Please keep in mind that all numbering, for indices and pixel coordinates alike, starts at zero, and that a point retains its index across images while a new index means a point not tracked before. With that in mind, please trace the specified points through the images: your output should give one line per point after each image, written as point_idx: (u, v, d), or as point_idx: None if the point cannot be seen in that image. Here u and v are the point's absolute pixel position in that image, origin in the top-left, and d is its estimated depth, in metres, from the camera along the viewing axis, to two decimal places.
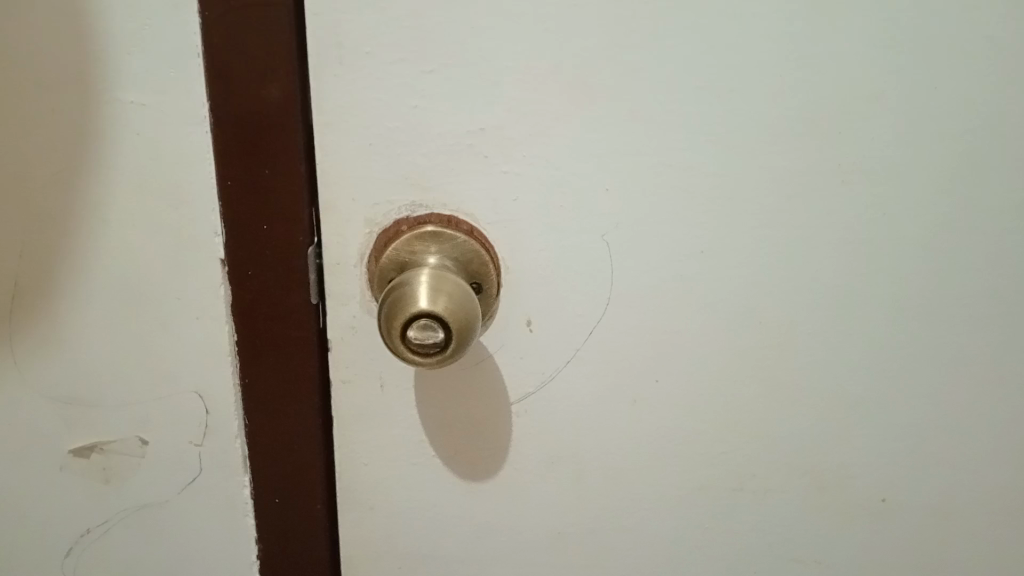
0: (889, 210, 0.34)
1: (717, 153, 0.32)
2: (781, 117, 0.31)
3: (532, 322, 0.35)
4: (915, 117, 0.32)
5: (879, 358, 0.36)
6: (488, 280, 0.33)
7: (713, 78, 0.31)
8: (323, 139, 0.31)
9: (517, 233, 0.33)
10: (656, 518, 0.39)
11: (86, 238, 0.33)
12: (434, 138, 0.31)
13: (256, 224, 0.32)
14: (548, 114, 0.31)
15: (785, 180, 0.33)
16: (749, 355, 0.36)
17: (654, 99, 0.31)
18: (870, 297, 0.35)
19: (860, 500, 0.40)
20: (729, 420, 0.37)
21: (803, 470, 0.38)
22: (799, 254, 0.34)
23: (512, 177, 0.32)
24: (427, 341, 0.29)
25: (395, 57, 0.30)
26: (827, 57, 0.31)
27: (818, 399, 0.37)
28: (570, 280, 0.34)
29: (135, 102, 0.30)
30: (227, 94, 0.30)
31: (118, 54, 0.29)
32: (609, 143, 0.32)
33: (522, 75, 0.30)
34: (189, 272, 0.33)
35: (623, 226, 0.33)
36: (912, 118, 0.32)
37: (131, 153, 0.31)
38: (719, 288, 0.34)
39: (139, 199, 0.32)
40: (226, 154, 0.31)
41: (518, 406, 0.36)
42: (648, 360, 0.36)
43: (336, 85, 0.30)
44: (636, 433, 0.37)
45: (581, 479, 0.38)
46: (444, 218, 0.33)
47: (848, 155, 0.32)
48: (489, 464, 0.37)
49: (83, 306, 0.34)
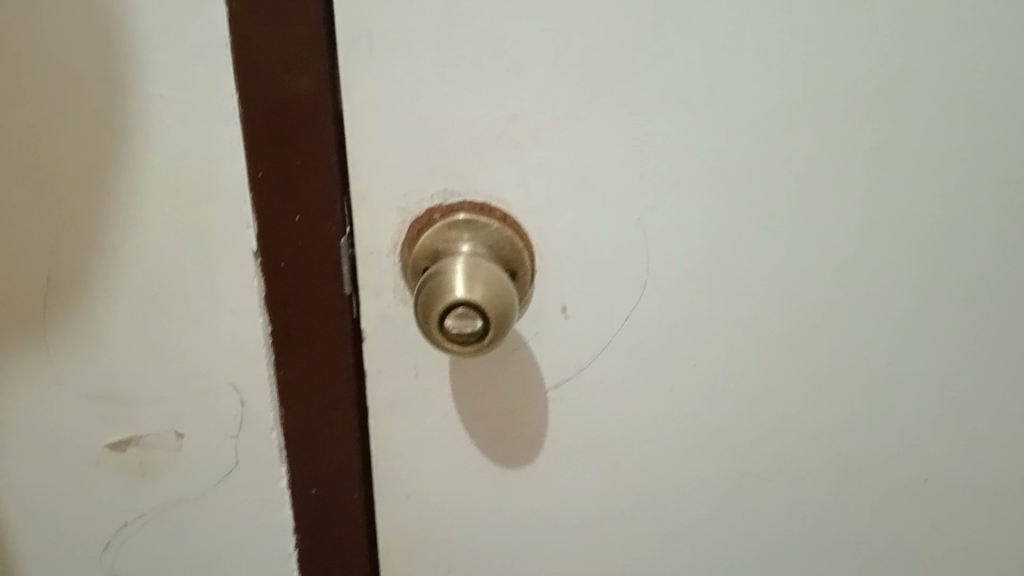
0: (929, 190, 0.33)
1: (751, 135, 0.31)
2: (818, 95, 0.31)
3: (567, 308, 0.34)
4: (958, 93, 0.31)
5: (918, 339, 0.36)
6: (523, 266, 0.33)
7: (746, 58, 0.30)
8: (354, 129, 0.31)
9: (551, 219, 0.33)
10: (692, 505, 0.39)
11: (117, 233, 0.32)
12: (466, 125, 0.31)
13: (288, 215, 0.32)
14: (581, 97, 0.30)
15: (821, 160, 0.32)
16: (787, 337, 0.35)
17: (688, 79, 0.30)
18: (911, 277, 0.35)
19: (900, 483, 0.39)
20: (765, 405, 0.37)
21: (841, 453, 0.38)
22: (839, 234, 0.33)
23: (544, 163, 0.32)
24: (464, 329, 0.29)
25: (424, 44, 0.29)
26: (867, 35, 0.30)
27: (857, 381, 0.36)
28: (605, 265, 0.34)
29: (164, 95, 0.30)
30: (255, 85, 0.30)
31: (144, 46, 0.29)
32: (640, 127, 0.31)
33: (554, 59, 0.30)
34: (223, 265, 0.33)
35: (657, 211, 0.33)
36: (955, 95, 0.31)
37: (160, 146, 0.31)
38: (757, 269, 0.34)
39: (169, 192, 0.31)
40: (256, 145, 0.31)
41: (553, 394, 0.36)
42: (683, 345, 0.35)
43: (365, 74, 0.30)
44: (674, 419, 0.37)
45: (617, 466, 0.38)
46: (478, 205, 0.33)
47: (887, 133, 0.32)
48: (525, 452, 0.37)
49: (116, 300, 0.34)
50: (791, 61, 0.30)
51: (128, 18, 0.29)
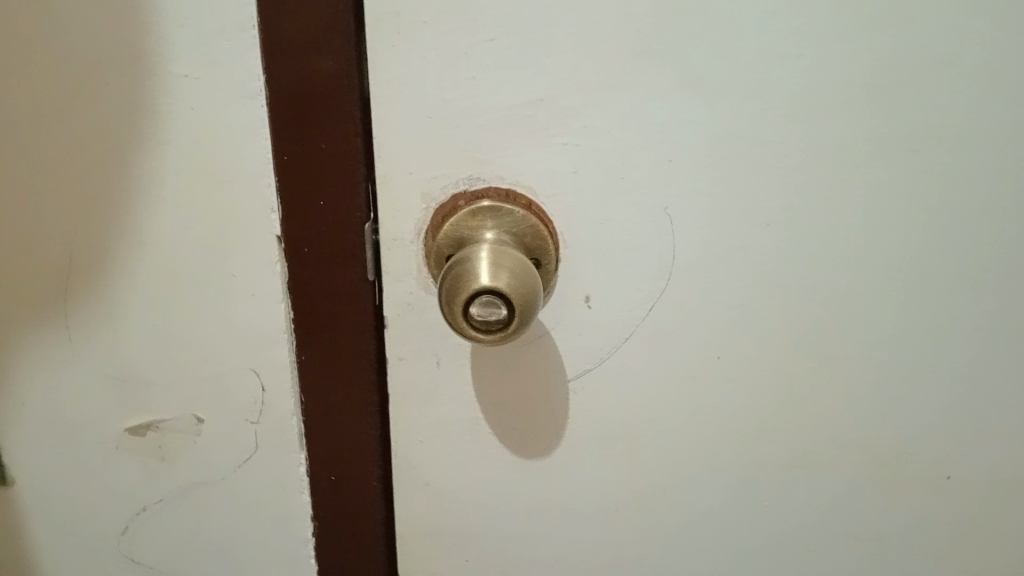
0: (956, 180, 0.33)
1: (781, 122, 0.31)
2: (847, 83, 0.31)
3: (589, 298, 0.34)
4: (988, 81, 0.31)
5: (941, 331, 0.36)
6: (547, 255, 0.33)
7: (778, 44, 0.30)
8: (380, 112, 0.31)
9: (576, 206, 0.33)
10: (711, 497, 0.39)
11: (140, 216, 0.32)
12: (492, 109, 0.31)
13: (312, 199, 0.32)
14: (609, 82, 0.30)
15: (850, 149, 0.32)
16: (811, 328, 0.35)
17: (717, 66, 0.30)
18: (936, 268, 0.34)
19: (921, 476, 0.39)
20: (788, 396, 0.37)
21: (863, 446, 0.38)
22: (864, 225, 0.33)
23: (571, 149, 0.32)
24: (490, 317, 0.29)
25: (452, 26, 0.29)
26: (898, 20, 0.30)
27: (880, 373, 0.36)
28: (629, 254, 0.33)
29: (189, 77, 0.30)
30: (282, 67, 0.30)
31: (170, 27, 0.29)
32: (669, 114, 0.31)
33: (582, 44, 0.30)
34: (246, 249, 0.33)
35: (683, 199, 0.32)
36: (985, 82, 0.31)
37: (185, 128, 0.30)
38: (782, 260, 0.34)
39: (192, 174, 0.31)
40: (282, 129, 0.31)
41: (574, 383, 0.36)
42: (707, 335, 0.35)
43: (392, 56, 0.30)
44: (694, 409, 0.37)
45: (637, 457, 0.37)
46: (502, 192, 0.32)
47: (916, 122, 0.32)
48: (544, 442, 0.37)
49: (136, 282, 0.33)
50: (821, 48, 0.30)
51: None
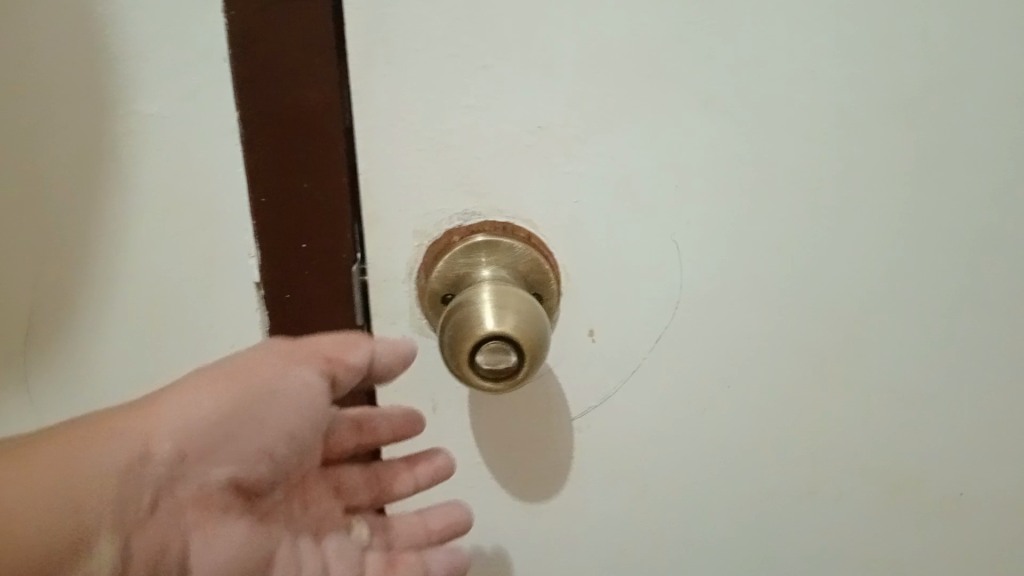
0: (982, 200, 0.31)
1: (797, 143, 0.29)
2: (866, 101, 0.29)
3: (594, 332, 0.32)
4: (1013, 97, 0.29)
5: (965, 355, 0.34)
6: (549, 289, 0.31)
7: (793, 63, 0.28)
8: (369, 145, 0.29)
9: (578, 237, 0.31)
10: (724, 529, 0.37)
11: (105, 263, 0.30)
12: (491, 139, 0.29)
13: (295, 243, 0.30)
14: (614, 106, 0.28)
15: (870, 170, 0.30)
16: (827, 356, 0.33)
17: (729, 87, 0.28)
18: (961, 291, 0.33)
19: (943, 502, 0.37)
20: (806, 426, 0.35)
21: (883, 476, 0.36)
22: (885, 249, 0.31)
23: (574, 178, 0.30)
24: (498, 364, 0.27)
25: (448, 52, 0.27)
26: (920, 36, 0.28)
27: (900, 400, 0.35)
28: (636, 285, 0.31)
29: (155, 115, 0.28)
30: (256, 99, 0.28)
31: (133, 63, 0.27)
32: (679, 138, 0.29)
33: (586, 68, 0.28)
34: (222, 293, 0.31)
35: (694, 226, 0.30)
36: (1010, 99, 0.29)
37: (153, 170, 0.29)
38: (797, 285, 0.32)
39: (164, 212, 0.29)
40: (259, 169, 0.29)
41: (579, 422, 0.34)
42: (722, 366, 0.33)
43: (383, 86, 0.28)
44: (705, 441, 0.35)
45: (647, 492, 0.36)
46: (499, 225, 0.30)
47: (938, 140, 0.30)
48: (548, 485, 0.35)
49: (106, 322, 0.31)
50: (838, 66, 0.28)
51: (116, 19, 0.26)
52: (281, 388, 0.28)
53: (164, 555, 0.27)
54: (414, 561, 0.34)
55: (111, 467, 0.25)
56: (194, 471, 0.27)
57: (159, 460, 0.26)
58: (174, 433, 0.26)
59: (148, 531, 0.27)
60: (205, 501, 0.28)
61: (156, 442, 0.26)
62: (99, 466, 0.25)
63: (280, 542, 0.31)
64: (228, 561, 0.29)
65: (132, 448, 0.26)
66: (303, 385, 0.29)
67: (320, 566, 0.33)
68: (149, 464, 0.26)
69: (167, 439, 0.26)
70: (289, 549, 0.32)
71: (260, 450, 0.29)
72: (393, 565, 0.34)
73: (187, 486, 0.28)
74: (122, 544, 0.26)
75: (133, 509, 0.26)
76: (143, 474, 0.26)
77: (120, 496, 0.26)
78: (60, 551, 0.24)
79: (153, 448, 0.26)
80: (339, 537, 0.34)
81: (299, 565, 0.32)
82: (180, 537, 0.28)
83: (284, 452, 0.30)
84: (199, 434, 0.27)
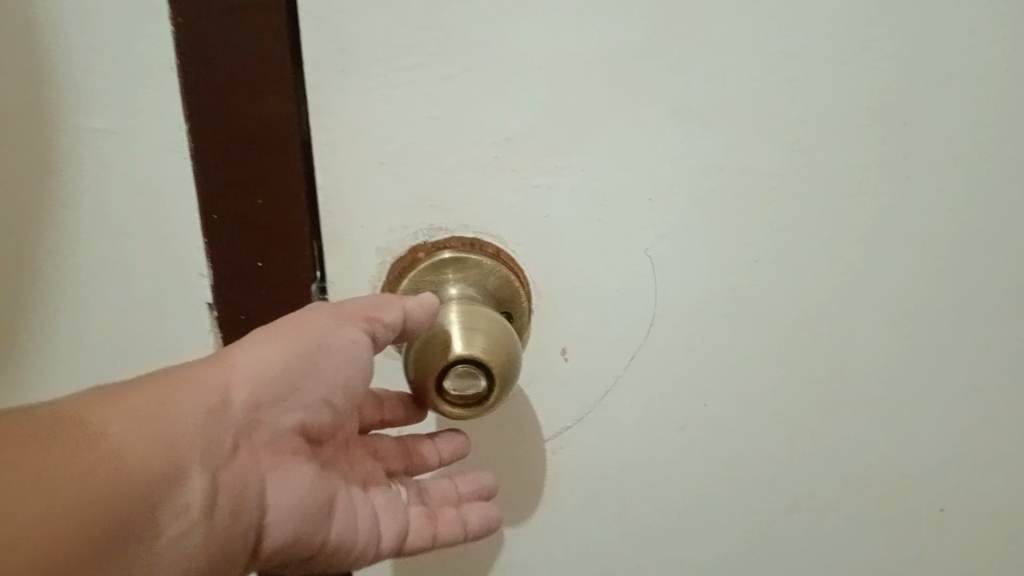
0: (974, 214, 0.30)
1: (776, 155, 0.28)
2: (848, 111, 0.27)
3: (568, 350, 0.31)
4: (1006, 108, 0.28)
5: (958, 376, 0.32)
6: (519, 305, 0.30)
7: (770, 71, 0.27)
8: (327, 159, 0.27)
9: (550, 252, 0.29)
10: (708, 556, 0.35)
11: (58, 280, 0.29)
12: (456, 152, 0.28)
13: (249, 261, 0.28)
14: (584, 116, 0.27)
15: (855, 184, 0.29)
16: (812, 374, 0.32)
17: (703, 96, 0.27)
18: (952, 309, 0.31)
19: (940, 528, 0.36)
20: (792, 449, 0.33)
21: (867, 505, 0.35)
22: (871, 264, 0.30)
23: (545, 191, 0.28)
24: (467, 391, 0.25)
25: (411, 60, 0.26)
26: (905, 43, 0.27)
27: (890, 422, 0.33)
28: (611, 300, 0.30)
29: (100, 129, 0.26)
30: (207, 111, 0.26)
31: (74, 75, 0.26)
32: (652, 149, 0.28)
33: (555, 76, 0.26)
34: (177, 311, 0.30)
35: (669, 240, 0.29)
36: (1002, 110, 0.28)
37: (101, 184, 0.27)
38: (780, 301, 0.30)
39: (115, 227, 0.28)
40: (210, 184, 0.27)
41: (552, 442, 0.33)
42: (701, 384, 0.32)
43: (342, 97, 0.26)
44: (686, 463, 0.33)
45: (627, 516, 0.34)
46: (467, 241, 0.29)
47: (925, 152, 0.28)
48: (522, 507, 0.34)
49: (59, 334, 0.30)
50: (818, 75, 0.27)
51: (58, 27, 0.25)
52: (329, 346, 0.26)
53: (243, 502, 0.25)
54: (455, 520, 0.30)
55: (195, 408, 0.24)
56: (267, 415, 0.26)
57: (234, 408, 0.25)
58: (247, 381, 0.25)
59: (232, 473, 0.25)
60: (277, 448, 0.26)
61: (230, 390, 0.25)
62: (179, 406, 0.23)
63: (340, 489, 0.28)
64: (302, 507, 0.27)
65: (208, 392, 0.24)
66: (349, 344, 0.26)
67: (371, 520, 0.29)
68: (226, 410, 0.24)
69: (241, 387, 0.25)
70: (348, 503, 0.28)
71: (325, 399, 0.26)
72: (432, 520, 0.30)
73: (260, 436, 0.26)
74: (211, 483, 0.24)
75: (217, 451, 0.24)
76: (222, 419, 0.24)
77: (208, 436, 0.24)
78: (157, 473, 0.22)
79: (228, 395, 0.25)
80: (387, 494, 0.30)
81: (358, 521, 0.29)
82: (256, 485, 0.26)
83: (345, 402, 0.27)
84: (269, 383, 0.25)
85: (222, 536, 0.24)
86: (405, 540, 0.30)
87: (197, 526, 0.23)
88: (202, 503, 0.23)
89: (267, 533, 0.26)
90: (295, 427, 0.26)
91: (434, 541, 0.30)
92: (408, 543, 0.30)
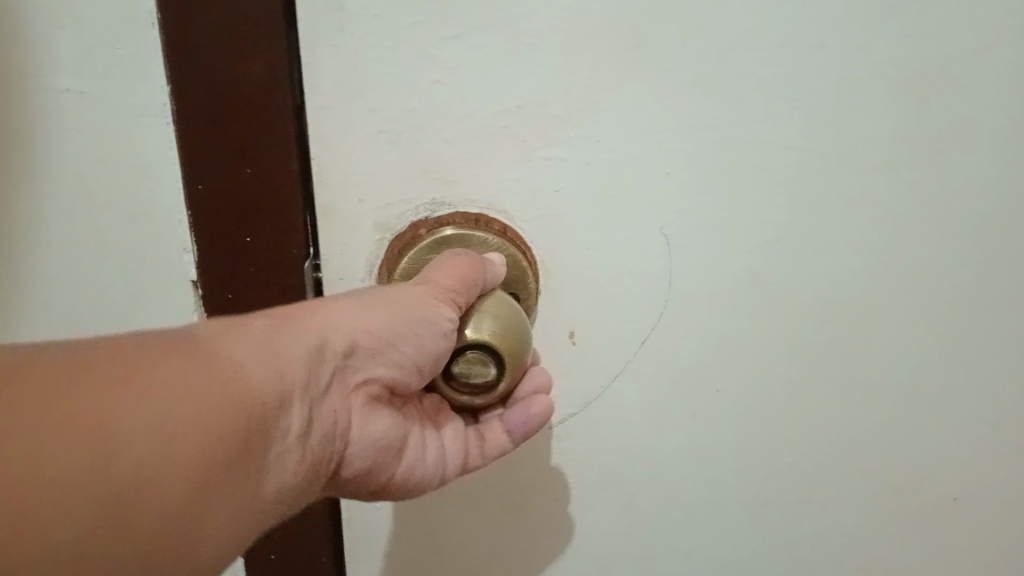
0: (1011, 195, 0.28)
1: (802, 128, 0.26)
2: (879, 81, 0.25)
3: (576, 334, 0.29)
4: None
5: (989, 369, 0.30)
6: (527, 287, 0.28)
7: (796, 36, 0.25)
8: (320, 127, 0.25)
9: (558, 230, 0.28)
10: (719, 552, 0.33)
11: (28, 255, 0.27)
12: (459, 120, 0.26)
13: (238, 234, 0.26)
14: (598, 83, 0.25)
15: (884, 161, 0.27)
16: (835, 363, 0.30)
17: (726, 63, 0.25)
18: (987, 298, 0.29)
19: (966, 528, 0.34)
20: (811, 443, 0.31)
21: (884, 507, 0.33)
22: (902, 248, 0.28)
23: (554, 163, 0.26)
24: (477, 377, 0.24)
25: (410, 19, 0.24)
26: (941, 9, 0.25)
27: (916, 416, 0.31)
28: (622, 283, 0.28)
29: (73, 90, 0.25)
30: (191, 71, 0.24)
31: (45, 28, 0.24)
32: (669, 120, 0.26)
33: (566, 37, 0.24)
34: (157, 290, 0.28)
35: (685, 217, 0.27)
36: None
37: (75, 152, 0.26)
38: (802, 286, 0.29)
39: (88, 197, 0.26)
40: (196, 151, 0.25)
41: (558, 430, 0.31)
42: (716, 371, 0.30)
43: (336, 58, 0.24)
44: (697, 455, 0.31)
45: (634, 506, 0.32)
46: (472, 218, 0.27)
47: (960, 128, 0.26)
48: (525, 498, 0.32)
49: (30, 313, 0.28)
50: (848, 41, 0.25)
51: None
52: (433, 322, 0.23)
53: (331, 440, 0.23)
54: (502, 435, 0.27)
55: (296, 352, 0.21)
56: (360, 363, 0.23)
57: (332, 354, 0.22)
58: (347, 329, 0.22)
59: (326, 410, 0.22)
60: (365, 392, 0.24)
61: (330, 336, 0.22)
62: (281, 347, 0.21)
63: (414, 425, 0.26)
64: (382, 445, 0.24)
65: (310, 334, 0.21)
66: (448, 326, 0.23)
67: (439, 450, 0.26)
68: (324, 355, 0.22)
69: (340, 334, 0.22)
70: (420, 441, 0.26)
71: (420, 364, 0.24)
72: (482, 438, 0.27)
73: (351, 382, 0.23)
74: (307, 418, 0.21)
75: (315, 386, 0.22)
76: (321, 361, 0.22)
77: (304, 378, 0.21)
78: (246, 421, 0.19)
79: (328, 340, 0.22)
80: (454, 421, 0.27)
81: (426, 459, 0.26)
82: (344, 426, 0.23)
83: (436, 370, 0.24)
84: (370, 339, 0.23)
85: (309, 472, 0.22)
86: (468, 462, 0.27)
87: (286, 462, 0.21)
88: (297, 437, 0.21)
89: (343, 471, 0.24)
90: (383, 383, 0.24)
91: (485, 460, 0.28)
92: (470, 463, 0.27)
